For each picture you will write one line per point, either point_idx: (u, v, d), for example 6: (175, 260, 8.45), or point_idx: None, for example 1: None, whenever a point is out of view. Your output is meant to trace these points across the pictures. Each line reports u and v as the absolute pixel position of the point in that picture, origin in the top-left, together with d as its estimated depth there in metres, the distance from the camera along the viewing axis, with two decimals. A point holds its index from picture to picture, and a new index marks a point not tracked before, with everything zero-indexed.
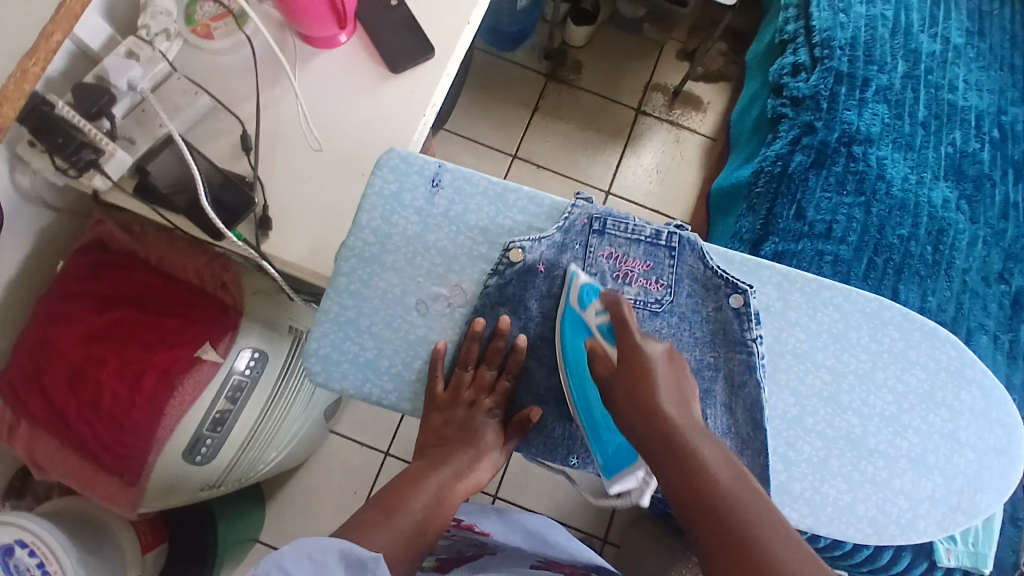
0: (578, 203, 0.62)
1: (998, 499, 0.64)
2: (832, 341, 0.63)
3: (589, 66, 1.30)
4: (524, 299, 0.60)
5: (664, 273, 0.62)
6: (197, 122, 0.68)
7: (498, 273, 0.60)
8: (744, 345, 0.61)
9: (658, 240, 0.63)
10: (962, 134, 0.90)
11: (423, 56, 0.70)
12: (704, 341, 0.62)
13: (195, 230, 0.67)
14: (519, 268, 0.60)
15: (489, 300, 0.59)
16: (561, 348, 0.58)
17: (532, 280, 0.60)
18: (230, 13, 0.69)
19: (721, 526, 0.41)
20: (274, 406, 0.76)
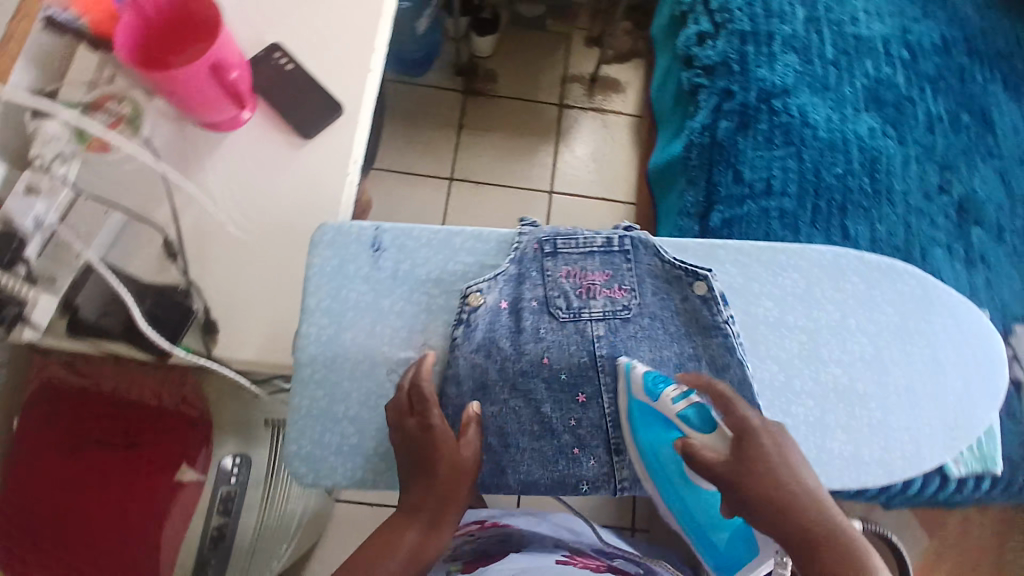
0: (523, 230, 0.62)
1: (990, 408, 0.66)
2: (802, 302, 0.63)
3: (503, 73, 1.28)
4: (495, 341, 0.59)
5: (625, 279, 0.62)
6: (115, 239, 0.64)
7: (461, 319, 0.58)
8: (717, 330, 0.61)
9: (611, 247, 0.62)
10: (873, 63, 0.91)
11: (332, 117, 0.68)
12: (679, 335, 0.62)
13: (132, 350, 0.63)
14: (481, 312, 0.59)
15: (466, 348, 0.58)
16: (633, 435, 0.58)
17: (498, 319, 0.60)
18: (123, 120, 0.66)
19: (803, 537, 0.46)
20: (272, 490, 0.79)
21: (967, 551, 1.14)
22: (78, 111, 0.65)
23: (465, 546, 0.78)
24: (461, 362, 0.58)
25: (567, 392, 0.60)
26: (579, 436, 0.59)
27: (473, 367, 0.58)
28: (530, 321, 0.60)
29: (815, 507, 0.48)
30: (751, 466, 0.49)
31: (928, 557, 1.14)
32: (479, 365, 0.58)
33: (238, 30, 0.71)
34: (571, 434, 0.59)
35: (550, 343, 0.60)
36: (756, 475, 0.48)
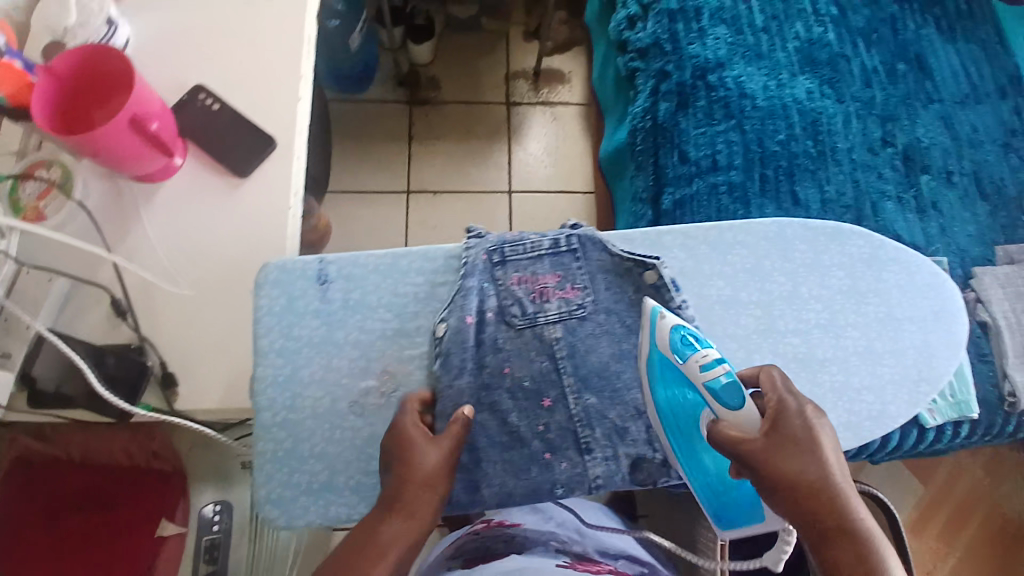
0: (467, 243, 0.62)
1: (953, 356, 0.66)
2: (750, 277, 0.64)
3: (446, 78, 1.28)
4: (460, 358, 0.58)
5: (576, 277, 0.62)
6: (63, 306, 0.63)
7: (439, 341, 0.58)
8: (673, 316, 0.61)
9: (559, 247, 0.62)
10: (803, 25, 0.92)
11: (265, 151, 0.68)
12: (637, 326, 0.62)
13: (95, 416, 0.63)
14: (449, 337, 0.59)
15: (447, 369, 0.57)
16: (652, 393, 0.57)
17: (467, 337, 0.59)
18: (55, 185, 0.65)
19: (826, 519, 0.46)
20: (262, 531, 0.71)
21: (964, 492, 1.16)
22: (8, 183, 0.63)
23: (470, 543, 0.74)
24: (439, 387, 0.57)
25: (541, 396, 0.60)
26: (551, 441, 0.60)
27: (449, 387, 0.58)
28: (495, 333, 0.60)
29: (838, 496, 0.47)
30: (781, 455, 0.48)
31: (926, 503, 1.15)
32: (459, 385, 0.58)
33: (157, 75, 0.70)
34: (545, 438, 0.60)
35: (516, 352, 0.60)
36: (790, 461, 0.47)
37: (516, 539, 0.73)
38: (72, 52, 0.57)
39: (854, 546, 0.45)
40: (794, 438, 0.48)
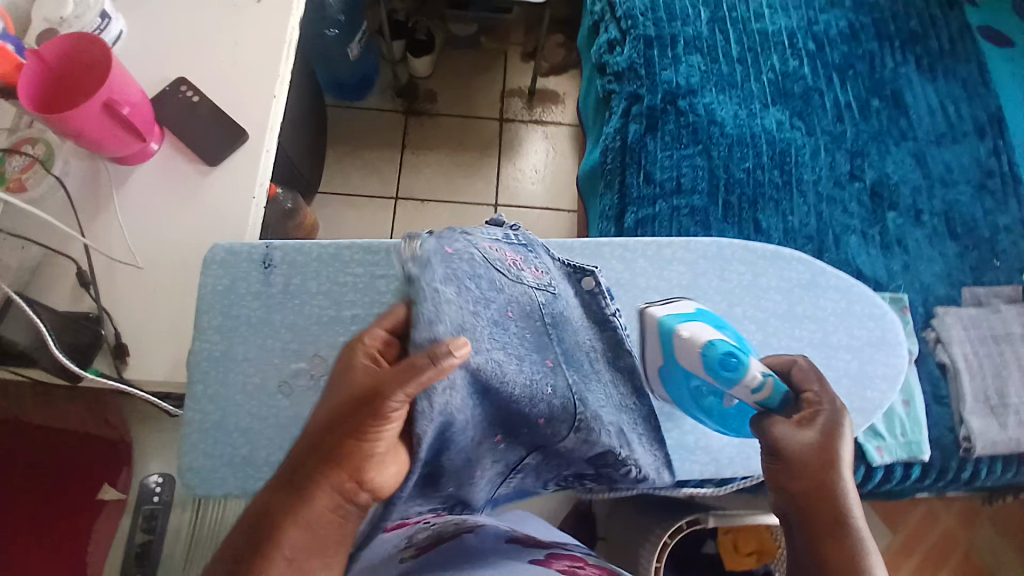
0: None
1: (891, 389, 0.66)
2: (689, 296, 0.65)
3: (443, 92, 1.32)
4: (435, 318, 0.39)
5: (535, 269, 0.56)
6: (32, 274, 0.67)
7: (408, 273, 0.40)
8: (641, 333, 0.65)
9: (510, 236, 0.56)
10: (779, 57, 0.94)
11: (236, 142, 0.71)
12: (584, 327, 0.59)
13: (53, 377, 0.67)
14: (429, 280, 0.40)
15: (436, 275, 0.41)
16: (664, 371, 0.64)
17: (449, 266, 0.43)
18: (37, 161, 0.69)
19: (827, 513, 0.44)
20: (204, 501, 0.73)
21: (935, 540, 1.13)
22: None
23: None
24: (426, 294, 0.40)
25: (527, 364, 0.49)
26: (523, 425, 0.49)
27: (434, 310, 0.40)
28: (480, 276, 0.47)
29: (844, 501, 0.45)
30: (806, 442, 0.49)
31: (897, 549, 1.12)
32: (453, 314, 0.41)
33: (143, 68, 0.74)
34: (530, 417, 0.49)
35: (511, 297, 0.50)
36: (812, 451, 0.48)
37: None
38: (58, 40, 0.61)
39: (844, 543, 0.43)
40: (820, 434, 0.49)
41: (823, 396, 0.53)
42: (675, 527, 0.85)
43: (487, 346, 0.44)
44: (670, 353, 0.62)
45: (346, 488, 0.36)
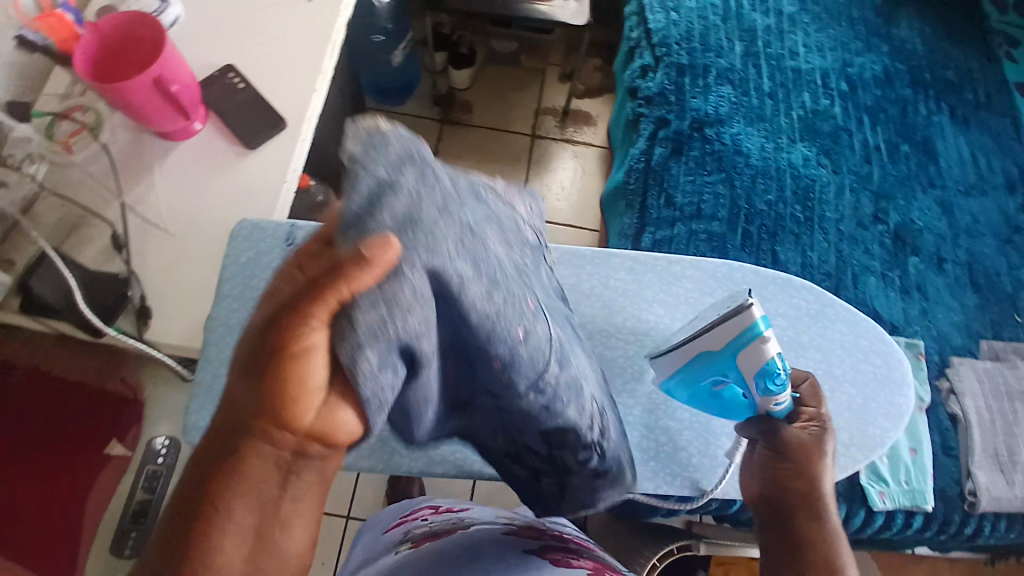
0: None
1: (892, 428, 0.66)
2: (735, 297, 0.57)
3: (479, 104, 1.36)
4: (376, 211, 0.34)
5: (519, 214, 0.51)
6: (70, 232, 0.71)
7: (350, 155, 0.35)
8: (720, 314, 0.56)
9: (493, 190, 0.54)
10: (810, 94, 0.94)
11: (275, 128, 0.74)
12: (553, 289, 0.53)
13: (76, 330, 0.70)
14: (379, 174, 0.35)
15: (383, 164, 0.35)
16: (704, 360, 0.56)
17: (418, 164, 0.37)
18: (86, 128, 0.73)
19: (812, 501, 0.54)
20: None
21: None
22: (48, 120, 0.73)
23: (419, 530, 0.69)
24: (368, 181, 0.35)
25: (504, 289, 0.41)
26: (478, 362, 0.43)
27: (375, 201, 0.35)
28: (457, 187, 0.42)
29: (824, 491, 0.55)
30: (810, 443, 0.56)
31: None
32: (409, 208, 0.36)
33: (195, 51, 0.79)
34: (498, 350, 0.41)
35: (490, 217, 0.44)
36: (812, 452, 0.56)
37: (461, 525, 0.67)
38: (116, 14, 0.66)
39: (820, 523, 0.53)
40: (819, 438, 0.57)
41: (819, 412, 0.58)
42: (666, 551, 0.86)
43: (459, 251, 0.38)
44: (728, 348, 0.53)
45: (271, 435, 0.33)
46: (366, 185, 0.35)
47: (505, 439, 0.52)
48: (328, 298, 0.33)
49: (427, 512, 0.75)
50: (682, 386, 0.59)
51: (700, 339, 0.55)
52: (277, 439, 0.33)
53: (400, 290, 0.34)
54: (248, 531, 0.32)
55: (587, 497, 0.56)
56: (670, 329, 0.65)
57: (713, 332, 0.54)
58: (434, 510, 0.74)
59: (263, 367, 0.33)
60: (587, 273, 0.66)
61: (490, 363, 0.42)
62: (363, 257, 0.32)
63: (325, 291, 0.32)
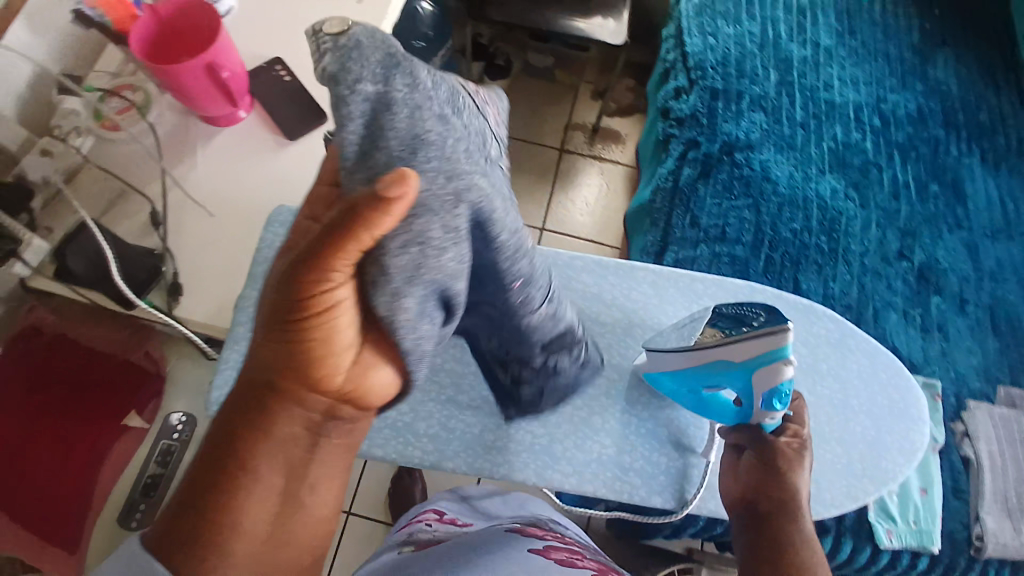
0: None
1: (905, 462, 0.66)
2: (759, 312, 0.56)
3: (511, 115, 1.38)
4: (376, 137, 0.33)
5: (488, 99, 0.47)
6: (110, 206, 0.74)
7: (329, 73, 0.32)
8: (746, 323, 0.55)
9: None
10: (842, 127, 0.94)
11: (316, 121, 0.76)
12: None
13: (107, 301, 0.72)
14: (367, 89, 0.32)
15: (368, 76, 0.32)
16: (721, 364, 0.56)
17: (402, 63, 0.33)
18: (133, 105, 0.74)
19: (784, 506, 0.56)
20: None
21: None
22: (97, 96, 0.75)
23: (424, 535, 0.71)
24: (358, 100, 0.32)
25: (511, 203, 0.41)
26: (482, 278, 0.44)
27: (375, 122, 0.33)
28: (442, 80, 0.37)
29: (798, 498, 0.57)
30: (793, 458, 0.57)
31: None
32: (412, 124, 0.33)
33: (245, 41, 0.81)
34: (507, 266, 0.42)
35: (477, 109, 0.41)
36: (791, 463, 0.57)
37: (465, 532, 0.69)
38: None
39: (796, 527, 0.55)
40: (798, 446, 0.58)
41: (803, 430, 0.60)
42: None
43: (464, 155, 0.36)
44: (747, 364, 0.54)
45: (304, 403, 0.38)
46: (360, 103, 0.32)
47: (498, 350, 0.53)
48: (348, 249, 0.32)
49: (432, 517, 0.75)
50: (676, 376, 0.59)
51: (723, 348, 0.55)
52: (307, 403, 0.38)
53: (430, 227, 0.35)
54: (277, 489, 0.39)
55: (558, 386, 0.58)
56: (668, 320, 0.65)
57: (736, 346, 0.54)
58: (439, 516, 0.75)
59: (291, 330, 0.36)
60: (609, 284, 0.66)
61: (512, 284, 0.45)
62: (383, 200, 0.30)
63: (355, 237, 0.32)
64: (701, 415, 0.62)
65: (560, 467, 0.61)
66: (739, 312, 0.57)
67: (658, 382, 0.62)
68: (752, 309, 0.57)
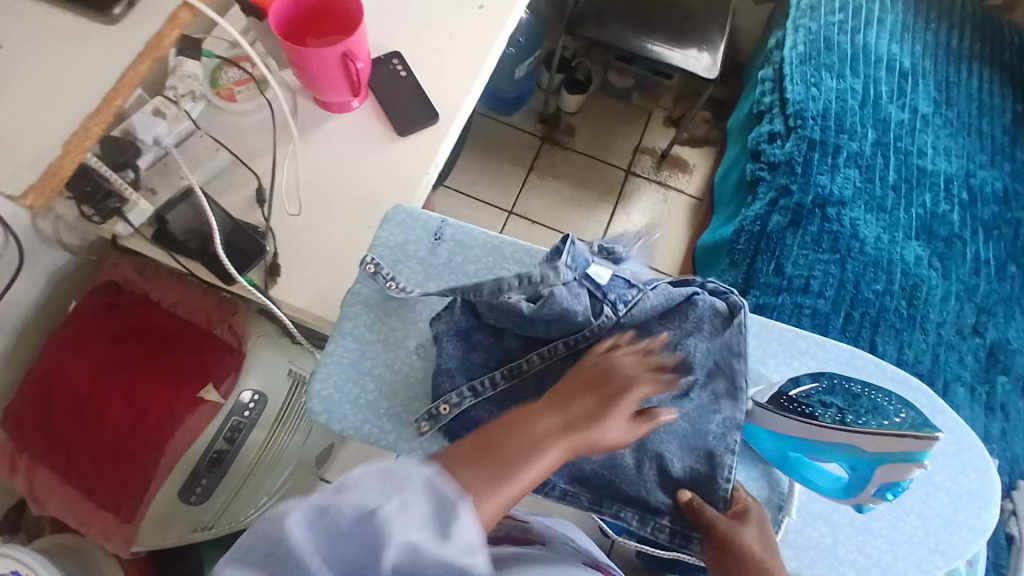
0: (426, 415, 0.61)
1: (974, 543, 0.63)
2: (898, 404, 0.58)
3: (582, 130, 1.39)
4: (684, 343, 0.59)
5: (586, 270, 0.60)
6: (215, 175, 0.72)
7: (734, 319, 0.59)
8: (889, 417, 0.57)
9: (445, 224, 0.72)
10: (931, 196, 0.94)
11: (428, 120, 0.75)
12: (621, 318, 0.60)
13: (205, 272, 0.71)
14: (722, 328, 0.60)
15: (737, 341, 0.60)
16: (851, 445, 0.56)
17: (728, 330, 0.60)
18: (252, 80, 0.75)
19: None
20: (281, 426, 0.80)
21: None
22: (217, 63, 0.75)
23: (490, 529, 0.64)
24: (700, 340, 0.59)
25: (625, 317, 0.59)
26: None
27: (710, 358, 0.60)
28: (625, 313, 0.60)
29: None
30: None
31: None
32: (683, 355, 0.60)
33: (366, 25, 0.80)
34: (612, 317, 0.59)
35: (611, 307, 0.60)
36: None
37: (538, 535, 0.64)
38: None
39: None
40: None
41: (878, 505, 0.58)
42: None
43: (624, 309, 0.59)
44: (880, 455, 0.55)
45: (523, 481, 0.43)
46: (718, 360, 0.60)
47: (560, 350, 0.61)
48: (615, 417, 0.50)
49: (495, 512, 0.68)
50: (793, 435, 0.58)
51: (865, 437, 0.55)
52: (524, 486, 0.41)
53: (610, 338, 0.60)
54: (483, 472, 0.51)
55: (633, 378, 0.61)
56: (767, 371, 0.65)
57: (878, 438, 0.55)
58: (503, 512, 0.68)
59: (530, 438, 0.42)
60: None
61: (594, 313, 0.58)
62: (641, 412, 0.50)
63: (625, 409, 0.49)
64: (781, 468, 0.61)
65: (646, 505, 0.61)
66: (862, 394, 0.59)
67: (766, 427, 0.60)
68: (882, 397, 0.59)
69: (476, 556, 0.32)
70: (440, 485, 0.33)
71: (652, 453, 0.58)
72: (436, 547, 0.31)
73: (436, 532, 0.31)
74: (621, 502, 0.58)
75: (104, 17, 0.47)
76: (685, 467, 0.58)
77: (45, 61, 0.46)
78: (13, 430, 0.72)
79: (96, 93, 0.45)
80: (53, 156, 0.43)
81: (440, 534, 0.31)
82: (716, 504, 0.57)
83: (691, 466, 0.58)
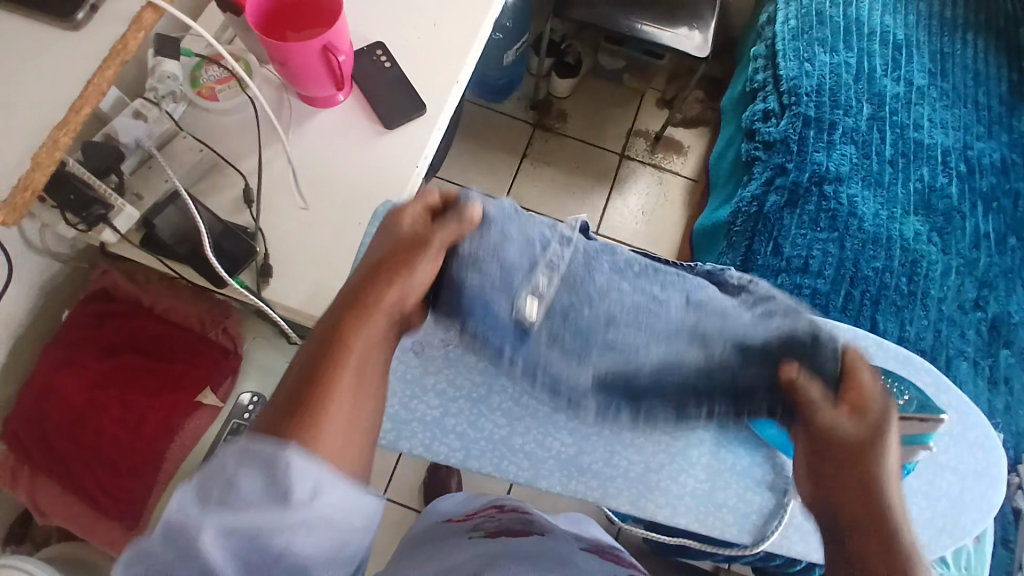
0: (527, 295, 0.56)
1: (982, 521, 0.63)
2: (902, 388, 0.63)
3: (573, 115, 1.37)
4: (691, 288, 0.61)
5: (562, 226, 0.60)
6: (201, 177, 0.71)
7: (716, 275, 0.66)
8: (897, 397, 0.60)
9: None
10: (929, 169, 0.93)
11: (414, 113, 0.73)
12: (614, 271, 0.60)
13: (198, 278, 0.70)
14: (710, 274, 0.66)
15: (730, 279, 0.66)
16: None
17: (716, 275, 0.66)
18: (233, 77, 0.74)
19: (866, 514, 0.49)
20: None
21: None
22: (196, 62, 0.74)
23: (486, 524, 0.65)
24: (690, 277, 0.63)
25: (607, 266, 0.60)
26: (666, 312, 0.59)
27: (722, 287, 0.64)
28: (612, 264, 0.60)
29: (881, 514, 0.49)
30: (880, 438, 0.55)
31: None
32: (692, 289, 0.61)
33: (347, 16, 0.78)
34: (609, 273, 0.59)
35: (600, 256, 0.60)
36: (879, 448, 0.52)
37: (534, 524, 0.64)
38: None
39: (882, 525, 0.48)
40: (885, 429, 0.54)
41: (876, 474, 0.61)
42: None
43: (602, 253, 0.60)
44: None
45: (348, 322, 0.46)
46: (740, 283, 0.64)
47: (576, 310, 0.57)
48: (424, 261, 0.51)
49: (492, 509, 0.69)
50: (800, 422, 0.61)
51: None
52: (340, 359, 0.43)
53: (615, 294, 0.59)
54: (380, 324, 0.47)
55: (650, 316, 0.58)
56: None
57: None
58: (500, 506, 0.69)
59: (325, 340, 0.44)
60: None
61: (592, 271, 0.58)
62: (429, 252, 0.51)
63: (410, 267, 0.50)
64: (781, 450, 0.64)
65: (653, 497, 0.65)
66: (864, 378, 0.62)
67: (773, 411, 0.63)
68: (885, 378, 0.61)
69: (324, 498, 0.36)
70: (262, 455, 0.35)
71: (729, 344, 0.58)
72: (284, 510, 0.34)
73: (278, 497, 0.35)
74: (712, 398, 0.60)
75: (67, 23, 0.47)
76: (772, 334, 0.58)
77: (10, 70, 0.45)
78: (7, 441, 0.71)
79: (65, 104, 0.45)
80: (22, 168, 0.43)
81: (277, 499, 0.35)
82: (824, 364, 0.56)
83: (782, 334, 0.57)
